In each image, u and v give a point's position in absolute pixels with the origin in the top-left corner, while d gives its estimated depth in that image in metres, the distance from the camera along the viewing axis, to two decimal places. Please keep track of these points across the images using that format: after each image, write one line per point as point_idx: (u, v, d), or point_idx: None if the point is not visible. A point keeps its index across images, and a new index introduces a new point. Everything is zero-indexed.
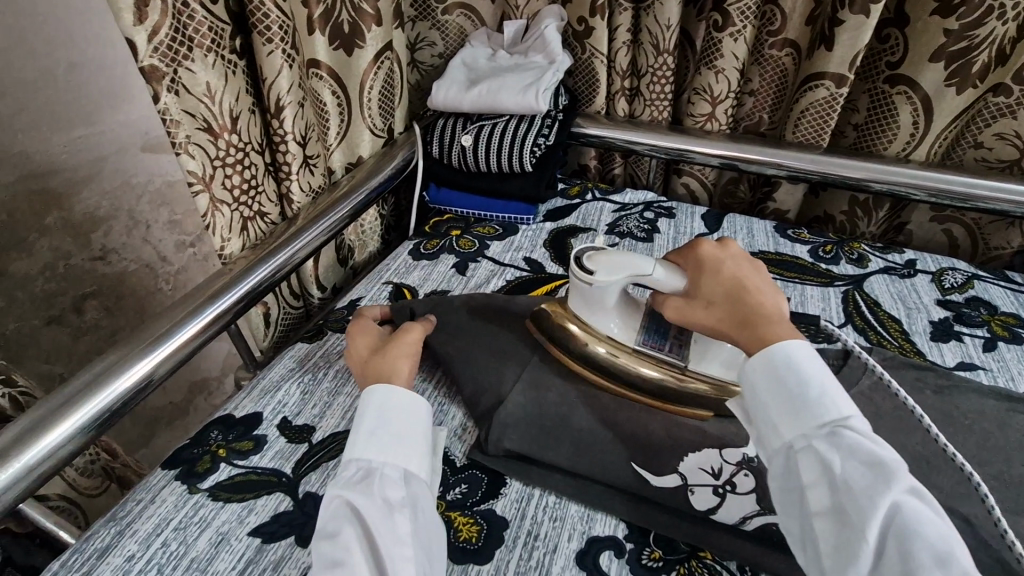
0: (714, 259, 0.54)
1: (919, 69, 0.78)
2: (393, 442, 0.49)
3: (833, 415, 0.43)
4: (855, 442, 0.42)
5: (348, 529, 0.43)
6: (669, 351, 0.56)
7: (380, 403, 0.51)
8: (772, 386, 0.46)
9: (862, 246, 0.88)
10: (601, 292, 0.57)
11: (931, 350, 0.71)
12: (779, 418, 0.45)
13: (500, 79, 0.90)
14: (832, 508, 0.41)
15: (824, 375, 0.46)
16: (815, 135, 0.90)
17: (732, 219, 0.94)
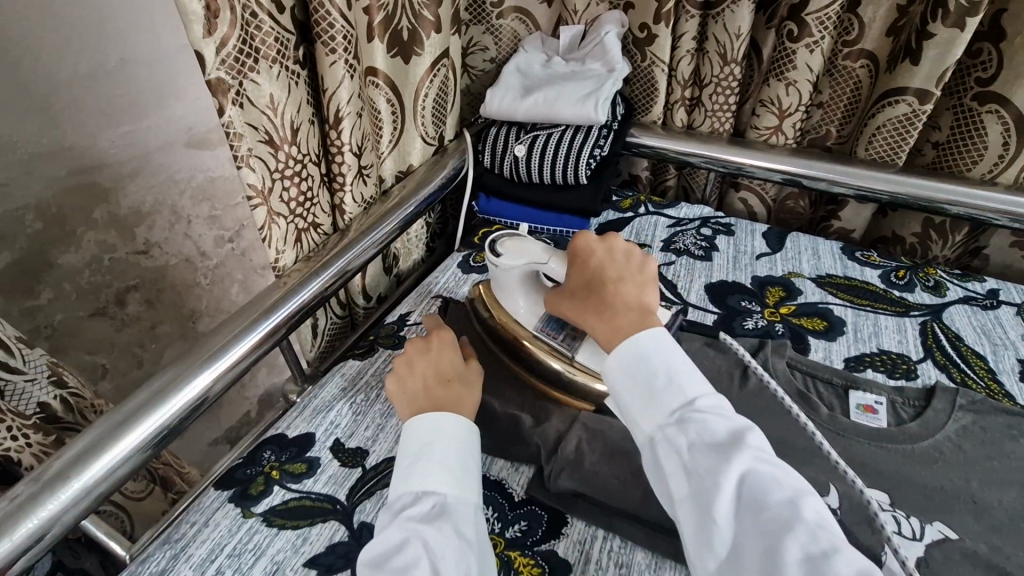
0: (588, 249, 0.57)
1: (1013, 86, 0.73)
2: (465, 477, 0.48)
3: (681, 396, 0.45)
4: (704, 418, 0.43)
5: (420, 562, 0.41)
6: (563, 341, 0.61)
7: (442, 440, 0.49)
8: (628, 379, 0.47)
9: (938, 272, 0.83)
10: (506, 275, 0.63)
11: (1021, 391, 0.65)
12: (637, 411, 0.46)
13: (557, 87, 0.87)
14: (692, 491, 0.41)
15: (675, 355, 0.48)
16: (891, 154, 0.85)
17: (795, 238, 0.90)
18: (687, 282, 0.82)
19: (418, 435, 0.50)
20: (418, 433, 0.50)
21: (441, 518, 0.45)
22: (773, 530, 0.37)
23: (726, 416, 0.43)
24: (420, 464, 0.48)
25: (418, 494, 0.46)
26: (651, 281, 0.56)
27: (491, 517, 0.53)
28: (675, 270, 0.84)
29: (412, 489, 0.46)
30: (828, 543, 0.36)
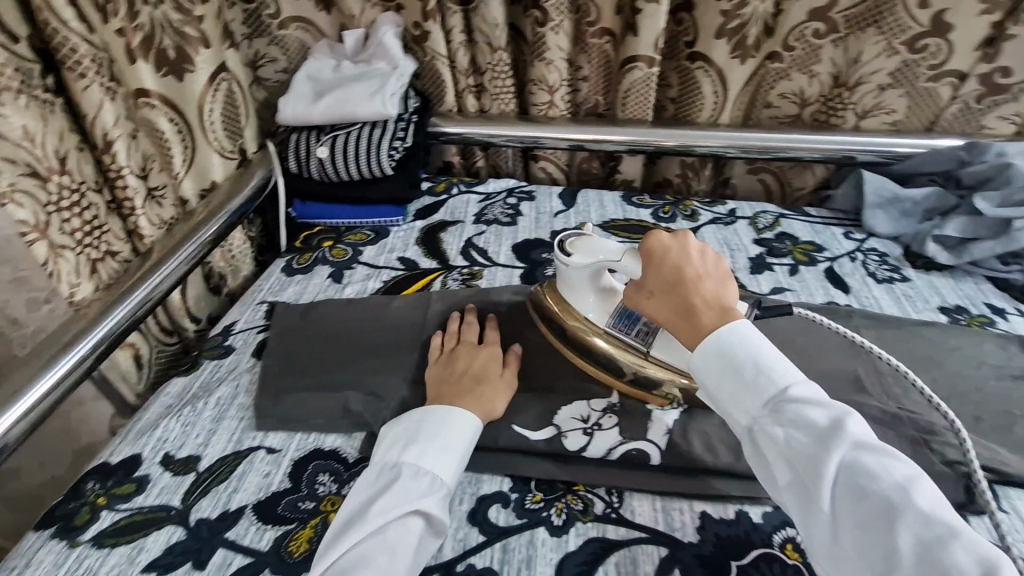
0: (663, 248, 0.54)
1: (709, 46, 0.89)
2: (448, 453, 0.53)
3: (774, 386, 0.46)
4: (796, 409, 0.44)
5: (404, 529, 0.48)
6: (637, 335, 0.59)
7: (426, 430, 0.54)
8: (714, 376, 0.48)
9: (693, 202, 1.01)
10: (578, 275, 0.61)
11: (750, 281, 0.83)
12: (730, 406, 0.48)
13: (346, 88, 0.92)
14: (794, 478, 0.44)
15: (766, 345, 0.48)
16: (641, 112, 1.01)
17: (585, 194, 1.04)
18: (497, 246, 0.92)
19: (413, 420, 0.55)
20: (423, 417, 0.56)
21: (425, 485, 0.51)
22: (876, 516, 0.39)
23: (822, 403, 0.44)
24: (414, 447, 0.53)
25: (407, 467, 0.52)
26: (728, 278, 0.54)
27: (327, 481, 0.57)
28: (486, 238, 0.93)
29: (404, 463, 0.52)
30: (943, 527, 0.37)
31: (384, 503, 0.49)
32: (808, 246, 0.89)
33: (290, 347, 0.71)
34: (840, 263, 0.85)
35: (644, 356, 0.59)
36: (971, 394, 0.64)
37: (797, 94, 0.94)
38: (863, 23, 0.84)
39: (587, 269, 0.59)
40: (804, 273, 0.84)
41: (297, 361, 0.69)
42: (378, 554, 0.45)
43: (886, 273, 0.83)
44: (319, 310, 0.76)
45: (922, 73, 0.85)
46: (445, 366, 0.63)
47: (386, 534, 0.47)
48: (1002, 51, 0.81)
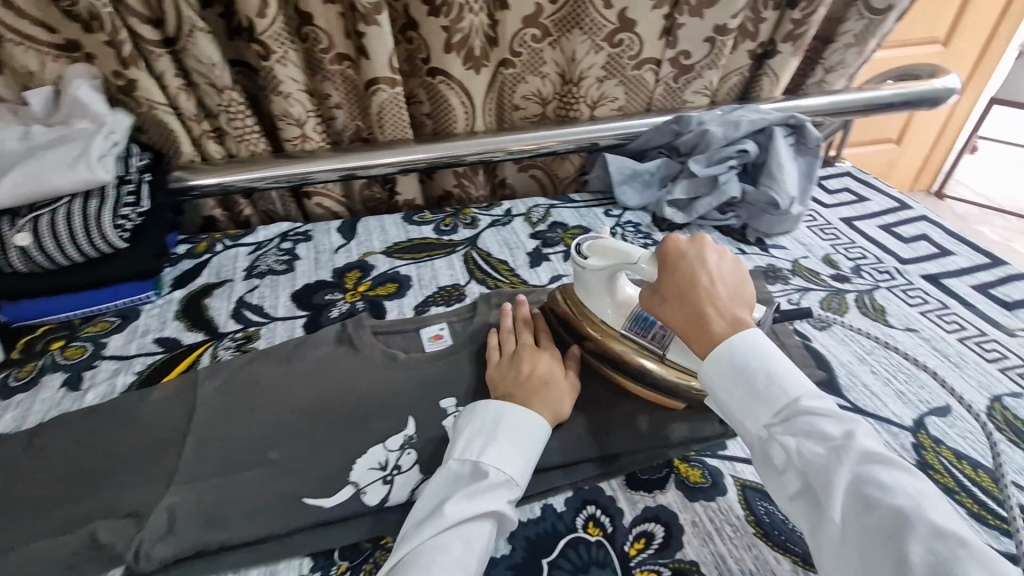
0: (680, 255, 0.57)
1: (443, 60, 0.92)
2: (528, 448, 0.53)
3: (787, 396, 0.49)
4: (808, 419, 0.47)
5: (489, 520, 0.48)
6: (654, 339, 0.61)
7: (521, 420, 0.55)
8: (725, 384, 0.51)
9: (472, 210, 1.04)
10: (594, 277, 0.64)
11: (530, 275, 0.87)
12: (742, 415, 0.51)
13: (37, 159, 0.77)
14: (804, 486, 0.47)
15: (777, 357, 0.51)
16: (400, 131, 1.01)
17: (365, 222, 1.01)
18: (274, 299, 0.85)
19: (492, 412, 0.55)
20: (494, 410, 0.55)
21: (502, 486, 0.50)
22: (885, 524, 0.41)
23: (835, 416, 0.47)
24: (490, 446, 0.52)
25: (485, 466, 0.51)
26: (744, 287, 0.56)
27: None
28: (260, 293, 0.86)
29: (483, 460, 0.51)
30: (953, 540, 0.38)
31: (484, 486, 0.50)
32: (577, 230, 0.97)
33: (8, 489, 0.57)
34: None
35: (661, 358, 0.61)
36: None
37: (537, 95, 1.02)
38: (568, 26, 0.93)
39: (606, 270, 0.63)
40: None
41: (21, 504, 0.56)
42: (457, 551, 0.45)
43: (641, 241, 0.94)
44: (47, 432, 0.63)
45: (626, 63, 0.97)
46: (504, 369, 0.62)
47: (462, 536, 0.46)
48: (679, 37, 0.95)
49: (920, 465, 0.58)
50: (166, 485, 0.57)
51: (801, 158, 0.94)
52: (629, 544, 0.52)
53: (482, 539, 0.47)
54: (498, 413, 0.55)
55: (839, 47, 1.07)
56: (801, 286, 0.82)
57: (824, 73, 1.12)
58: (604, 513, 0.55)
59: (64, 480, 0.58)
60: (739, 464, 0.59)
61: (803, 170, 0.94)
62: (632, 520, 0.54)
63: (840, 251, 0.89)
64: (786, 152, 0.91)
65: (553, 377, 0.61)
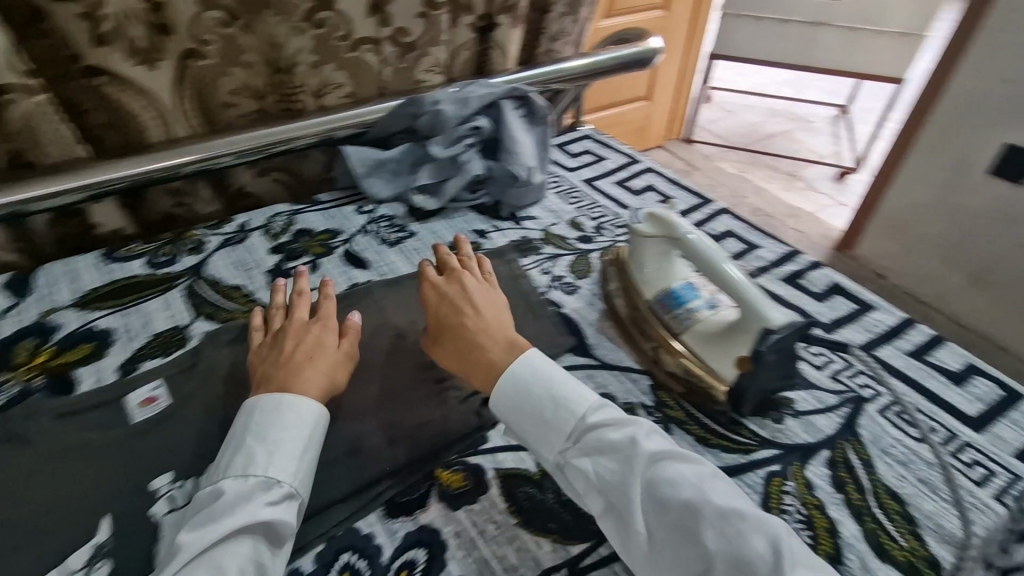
0: (449, 287, 0.68)
1: (100, 57, 0.74)
2: (215, 523, 0.45)
3: (573, 418, 0.53)
4: (595, 434, 0.52)
5: (249, 538, 0.46)
6: (673, 316, 0.66)
7: (297, 405, 0.53)
8: (513, 408, 0.56)
9: (197, 231, 0.88)
10: (640, 242, 0.70)
11: (271, 298, 0.76)
12: (540, 443, 0.54)
13: None
14: (607, 504, 0.49)
15: (549, 376, 0.57)
16: (68, 150, 0.80)
17: (47, 271, 0.80)
18: None
19: (273, 405, 0.53)
20: (273, 399, 0.53)
21: (271, 486, 0.48)
22: (684, 524, 0.45)
23: (618, 425, 0.52)
24: (278, 427, 0.52)
25: (248, 474, 0.48)
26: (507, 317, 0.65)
27: None
28: None
29: (226, 478, 0.48)
30: (738, 517, 0.44)
31: (247, 503, 0.46)
32: (325, 235, 0.87)
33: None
34: (355, 241, 0.87)
35: (672, 336, 0.66)
36: None
37: (246, 88, 0.87)
38: (258, 6, 0.80)
39: (654, 240, 0.67)
40: (324, 266, 0.82)
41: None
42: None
43: (395, 235, 0.88)
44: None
45: (339, 44, 0.88)
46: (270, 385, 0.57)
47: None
48: (391, 13, 0.88)
49: (658, 405, 0.64)
50: None
51: (535, 127, 0.95)
52: None
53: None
54: (266, 412, 0.53)
55: (556, 15, 1.11)
56: (551, 255, 0.85)
57: (551, 42, 1.16)
58: (360, 556, 0.50)
59: None
60: (501, 454, 0.58)
61: (539, 140, 0.95)
62: (391, 553, 0.50)
63: (584, 213, 0.93)
64: (518, 124, 0.91)
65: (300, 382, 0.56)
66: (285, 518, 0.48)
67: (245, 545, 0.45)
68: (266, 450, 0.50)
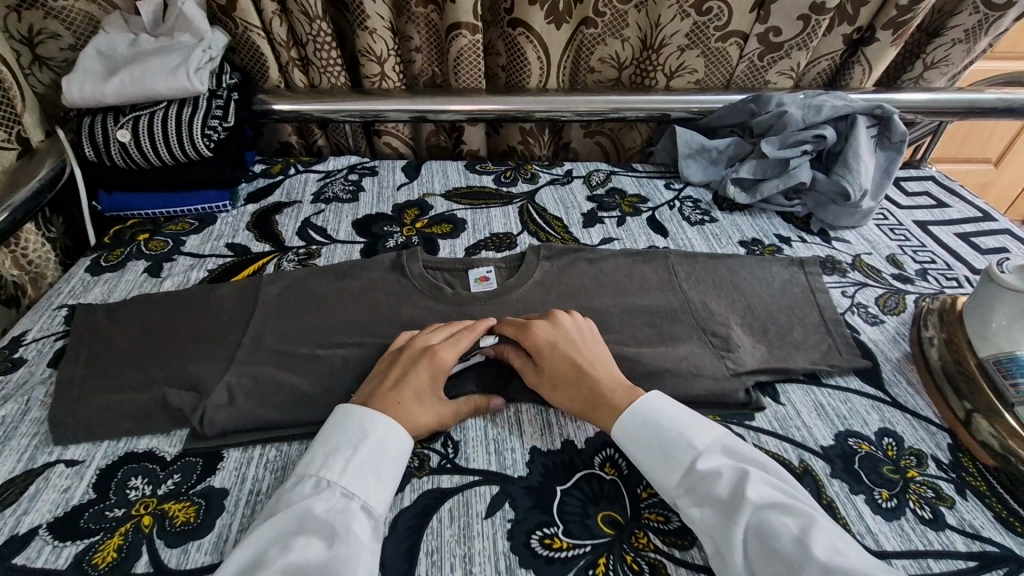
0: (550, 343, 0.59)
1: (526, 13, 0.92)
2: (379, 473, 0.50)
3: (678, 464, 0.50)
4: (700, 481, 0.49)
5: (348, 525, 0.46)
6: (1015, 387, 0.58)
7: (382, 433, 0.52)
8: (636, 456, 0.53)
9: (533, 166, 1.05)
10: (994, 294, 0.62)
11: (582, 235, 0.88)
12: (650, 486, 0.52)
13: (142, 63, 0.83)
14: (715, 553, 0.46)
15: (662, 416, 0.53)
16: (474, 80, 1.02)
17: (429, 165, 1.04)
18: (338, 223, 0.89)
19: (357, 427, 0.52)
20: (348, 414, 0.53)
21: (325, 504, 0.47)
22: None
23: (722, 475, 0.48)
24: (345, 453, 0.50)
25: (313, 486, 0.48)
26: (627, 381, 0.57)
27: (140, 485, 0.53)
28: (324, 217, 0.89)
29: (325, 475, 0.49)
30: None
31: (302, 508, 0.46)
32: (635, 198, 0.96)
33: (91, 351, 0.64)
34: (661, 211, 0.93)
35: (1006, 408, 0.58)
36: (785, 318, 0.72)
37: (614, 58, 1.01)
38: None
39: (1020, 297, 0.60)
40: (630, 223, 0.91)
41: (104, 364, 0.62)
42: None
43: (699, 216, 0.92)
44: (128, 307, 0.68)
45: (712, 33, 0.95)
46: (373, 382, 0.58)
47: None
48: (771, 12, 0.91)
49: (954, 464, 0.58)
50: (222, 369, 0.61)
51: (880, 151, 0.90)
52: (643, 488, 0.54)
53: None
54: (358, 419, 0.53)
55: (944, 42, 1.00)
56: (858, 281, 0.79)
57: (923, 69, 1.05)
58: (622, 456, 0.56)
59: (135, 348, 0.64)
60: (764, 435, 0.59)
61: (881, 165, 0.90)
62: None
63: (907, 252, 0.85)
64: (867, 143, 0.87)
65: (410, 410, 0.55)
66: (360, 534, 0.46)
67: (345, 530, 0.45)
68: (322, 472, 0.49)
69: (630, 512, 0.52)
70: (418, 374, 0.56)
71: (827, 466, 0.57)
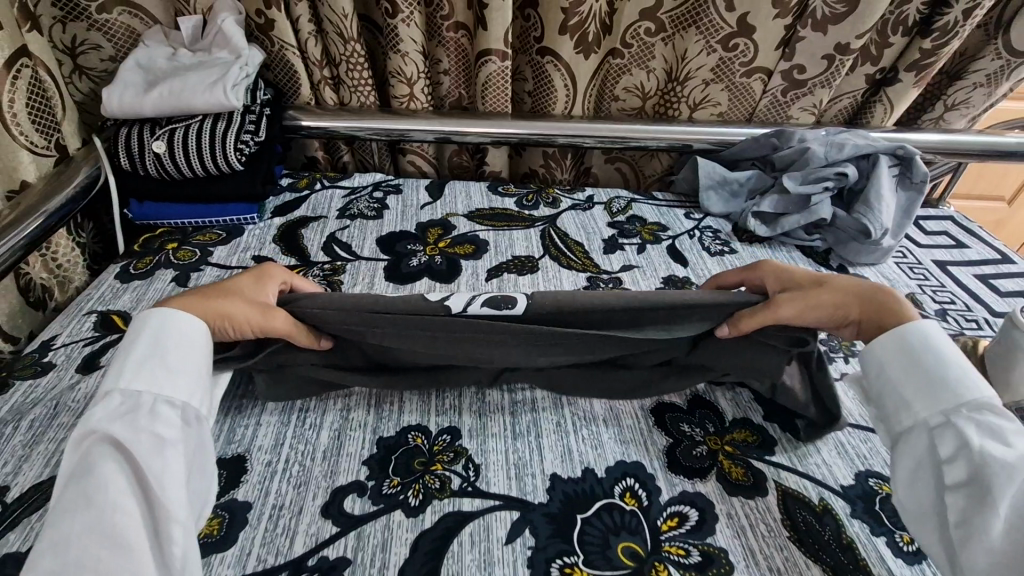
0: (795, 263, 0.64)
1: (556, 42, 0.93)
2: (168, 373, 0.50)
3: (974, 394, 0.50)
4: (984, 417, 0.49)
5: (148, 426, 0.47)
6: None
7: (173, 331, 0.52)
8: (909, 366, 0.53)
9: (555, 190, 1.06)
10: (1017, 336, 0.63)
11: (603, 261, 0.89)
12: (916, 399, 0.52)
13: (181, 78, 0.86)
14: (969, 481, 0.47)
15: (955, 355, 0.53)
16: (501, 104, 1.04)
17: (452, 185, 1.05)
18: (362, 240, 0.90)
19: (130, 338, 0.51)
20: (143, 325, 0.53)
21: (126, 421, 0.47)
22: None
23: (1015, 425, 0.48)
24: (124, 362, 0.50)
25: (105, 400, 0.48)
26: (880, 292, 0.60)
27: None
28: (349, 233, 0.91)
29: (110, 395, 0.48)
30: None
31: (86, 425, 0.46)
32: (655, 226, 0.97)
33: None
34: (681, 240, 0.94)
35: None
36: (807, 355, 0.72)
37: (639, 87, 1.02)
38: (685, 24, 0.93)
39: None
40: (650, 251, 0.91)
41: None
42: (70, 557, 0.40)
43: (719, 247, 0.93)
44: None
45: (737, 69, 0.96)
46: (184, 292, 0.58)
47: (70, 525, 0.42)
48: (797, 50, 0.93)
49: None
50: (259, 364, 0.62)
51: (902, 190, 0.91)
52: (663, 520, 0.54)
53: (102, 488, 0.43)
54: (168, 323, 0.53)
55: (966, 85, 1.01)
56: None
57: (944, 110, 1.06)
58: (642, 486, 0.56)
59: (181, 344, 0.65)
60: (785, 471, 0.59)
61: (902, 205, 0.91)
62: (668, 498, 0.56)
63: (927, 292, 0.85)
64: (889, 182, 0.88)
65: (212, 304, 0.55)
66: (160, 430, 0.47)
67: (136, 430, 0.46)
68: (107, 385, 0.49)
69: (650, 545, 0.52)
70: (242, 282, 0.59)
71: (848, 506, 0.56)
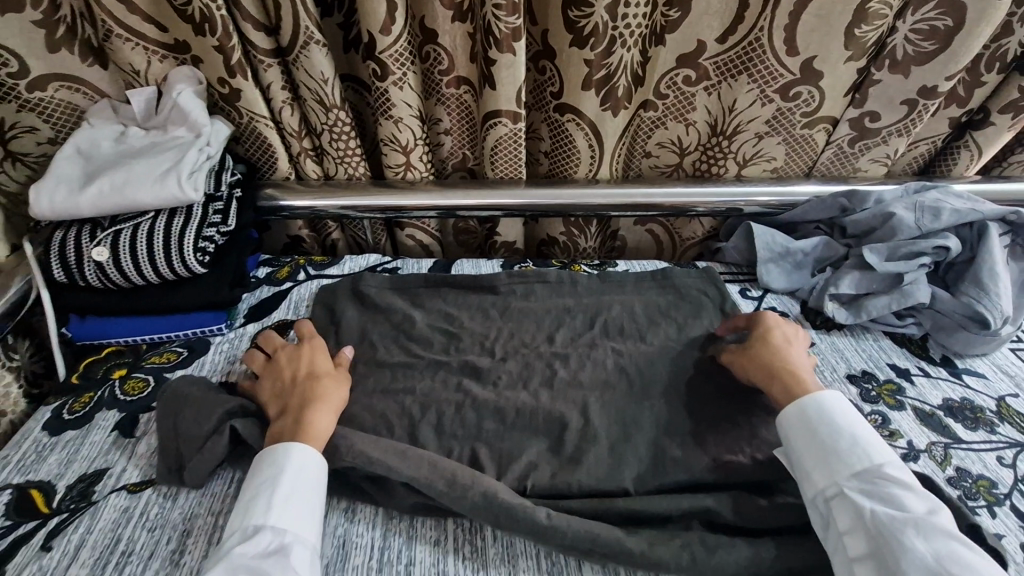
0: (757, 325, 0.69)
1: (578, 98, 0.78)
2: (302, 509, 0.52)
3: (869, 462, 0.52)
4: (880, 485, 0.51)
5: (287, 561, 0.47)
6: None
7: (298, 463, 0.54)
8: (809, 437, 0.56)
9: (582, 266, 0.89)
10: None
11: None
12: (816, 471, 0.54)
13: (126, 167, 0.70)
14: (870, 547, 0.48)
15: (852, 425, 0.55)
16: (512, 171, 0.88)
17: (460, 265, 0.89)
18: None
19: (269, 476, 0.53)
20: (271, 455, 0.55)
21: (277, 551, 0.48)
22: None
23: (913, 489, 0.50)
24: (264, 497, 0.52)
25: (250, 534, 0.50)
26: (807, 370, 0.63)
27: None
28: None
29: (255, 529, 0.50)
30: None
31: (231, 560, 0.47)
32: None
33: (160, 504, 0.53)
34: None
35: None
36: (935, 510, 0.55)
37: (676, 142, 0.86)
38: (734, 71, 0.77)
39: None
40: None
41: None
42: None
43: None
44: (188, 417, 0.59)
45: (797, 120, 0.80)
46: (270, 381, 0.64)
47: None
48: (870, 95, 0.77)
49: None
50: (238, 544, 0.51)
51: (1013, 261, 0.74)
52: None
53: None
54: (270, 452, 0.55)
55: None
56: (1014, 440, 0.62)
57: None
58: None
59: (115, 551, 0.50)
60: None
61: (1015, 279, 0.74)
62: None
63: None
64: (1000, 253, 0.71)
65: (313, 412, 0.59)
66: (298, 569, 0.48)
67: (285, 565, 0.47)
68: (246, 523, 0.50)
69: None
70: (319, 371, 0.64)
71: None
